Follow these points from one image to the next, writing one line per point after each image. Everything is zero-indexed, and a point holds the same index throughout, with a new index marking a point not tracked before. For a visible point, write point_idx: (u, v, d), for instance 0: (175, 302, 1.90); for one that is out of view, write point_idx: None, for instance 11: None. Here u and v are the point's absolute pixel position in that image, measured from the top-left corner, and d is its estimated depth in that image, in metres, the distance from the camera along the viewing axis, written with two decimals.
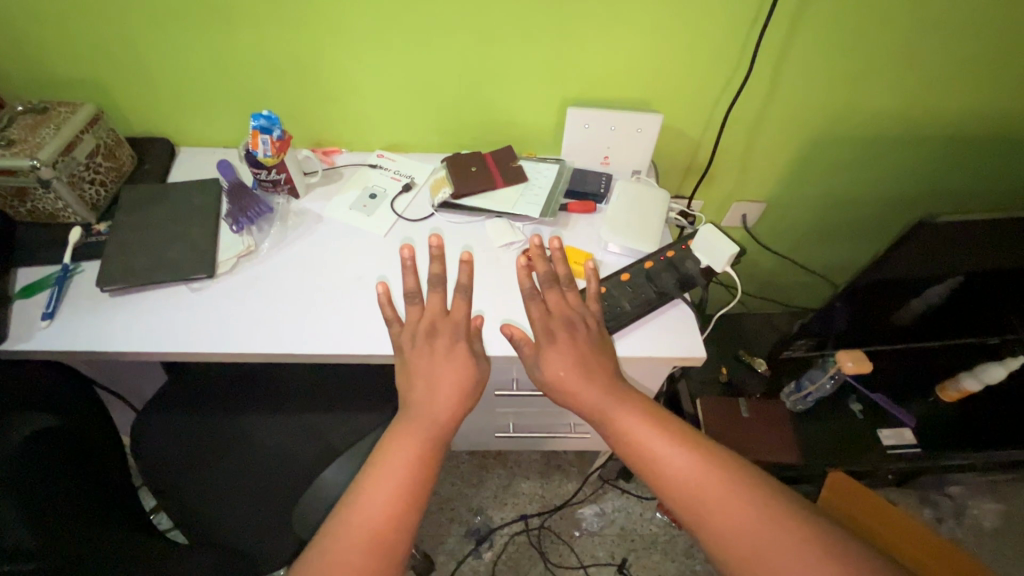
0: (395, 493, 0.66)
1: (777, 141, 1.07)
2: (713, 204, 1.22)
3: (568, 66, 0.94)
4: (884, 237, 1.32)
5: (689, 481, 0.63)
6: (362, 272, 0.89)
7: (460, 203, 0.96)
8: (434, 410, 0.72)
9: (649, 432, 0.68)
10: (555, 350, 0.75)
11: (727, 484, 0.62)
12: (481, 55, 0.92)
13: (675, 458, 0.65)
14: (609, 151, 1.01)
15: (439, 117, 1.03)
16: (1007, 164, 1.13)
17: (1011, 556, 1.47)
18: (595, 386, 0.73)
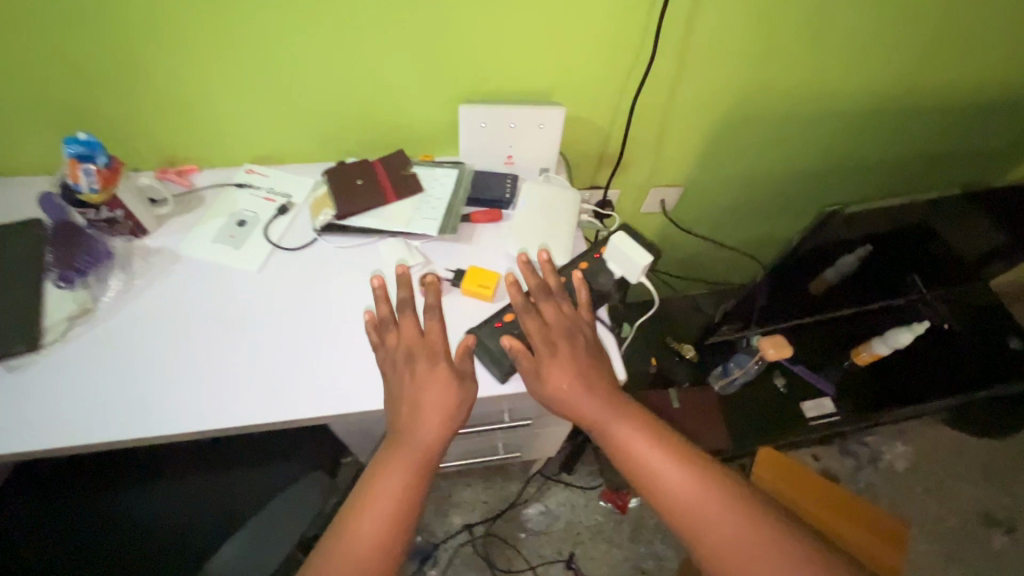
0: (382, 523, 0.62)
1: (689, 125, 1.01)
2: (631, 193, 1.16)
3: (455, 58, 0.82)
4: (799, 211, 1.32)
5: (675, 493, 0.62)
6: (234, 320, 0.77)
7: (346, 224, 0.84)
8: (419, 436, 0.66)
9: (645, 443, 0.65)
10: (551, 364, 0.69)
11: (714, 495, 0.61)
12: (348, 49, 0.79)
13: (667, 470, 0.63)
14: (512, 149, 0.91)
15: (313, 122, 0.89)
16: (909, 133, 1.14)
17: (917, 493, 1.61)
18: (592, 399, 0.68)
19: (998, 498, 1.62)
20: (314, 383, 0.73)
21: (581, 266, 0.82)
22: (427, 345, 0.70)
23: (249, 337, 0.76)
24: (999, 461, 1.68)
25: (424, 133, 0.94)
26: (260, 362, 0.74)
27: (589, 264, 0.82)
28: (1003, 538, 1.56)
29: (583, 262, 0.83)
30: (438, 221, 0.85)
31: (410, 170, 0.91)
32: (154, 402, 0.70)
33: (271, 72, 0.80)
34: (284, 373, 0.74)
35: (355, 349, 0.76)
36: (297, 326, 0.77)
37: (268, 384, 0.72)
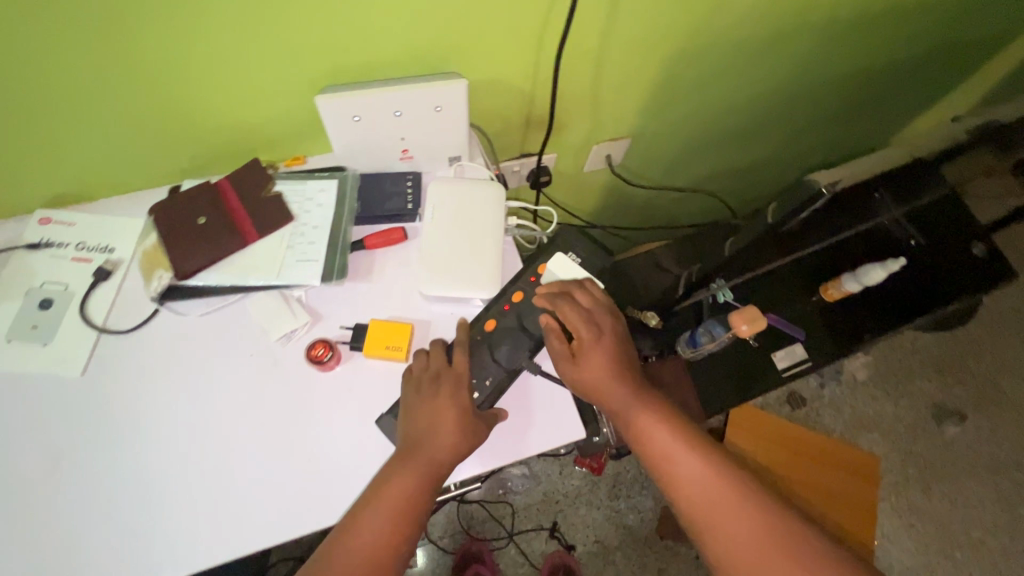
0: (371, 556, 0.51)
1: (632, 70, 0.79)
2: (569, 153, 0.96)
3: (291, 30, 0.56)
4: (761, 140, 1.14)
5: (706, 498, 0.53)
6: (61, 452, 0.57)
7: (196, 284, 0.62)
8: (434, 457, 0.55)
9: (674, 443, 0.56)
10: (580, 360, 0.61)
11: (754, 503, 0.51)
12: (120, 38, 0.52)
13: (697, 474, 0.54)
14: (406, 141, 0.68)
15: (114, 142, 0.63)
16: (888, 36, 0.95)
17: (878, 398, 1.65)
18: (617, 390, 0.60)
19: (951, 391, 1.68)
20: (187, 514, 0.56)
21: (514, 298, 0.65)
22: (454, 371, 0.60)
23: (84, 470, 0.57)
24: (953, 355, 1.72)
25: (283, 132, 0.69)
26: (106, 511, 0.55)
27: (524, 296, 0.65)
28: (954, 428, 1.63)
29: (518, 291, 0.66)
30: (321, 261, 0.63)
31: (272, 189, 0.67)
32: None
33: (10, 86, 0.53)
34: (138, 511, 0.56)
35: (234, 460, 0.58)
36: (149, 450, 0.58)
37: (120, 531, 0.55)
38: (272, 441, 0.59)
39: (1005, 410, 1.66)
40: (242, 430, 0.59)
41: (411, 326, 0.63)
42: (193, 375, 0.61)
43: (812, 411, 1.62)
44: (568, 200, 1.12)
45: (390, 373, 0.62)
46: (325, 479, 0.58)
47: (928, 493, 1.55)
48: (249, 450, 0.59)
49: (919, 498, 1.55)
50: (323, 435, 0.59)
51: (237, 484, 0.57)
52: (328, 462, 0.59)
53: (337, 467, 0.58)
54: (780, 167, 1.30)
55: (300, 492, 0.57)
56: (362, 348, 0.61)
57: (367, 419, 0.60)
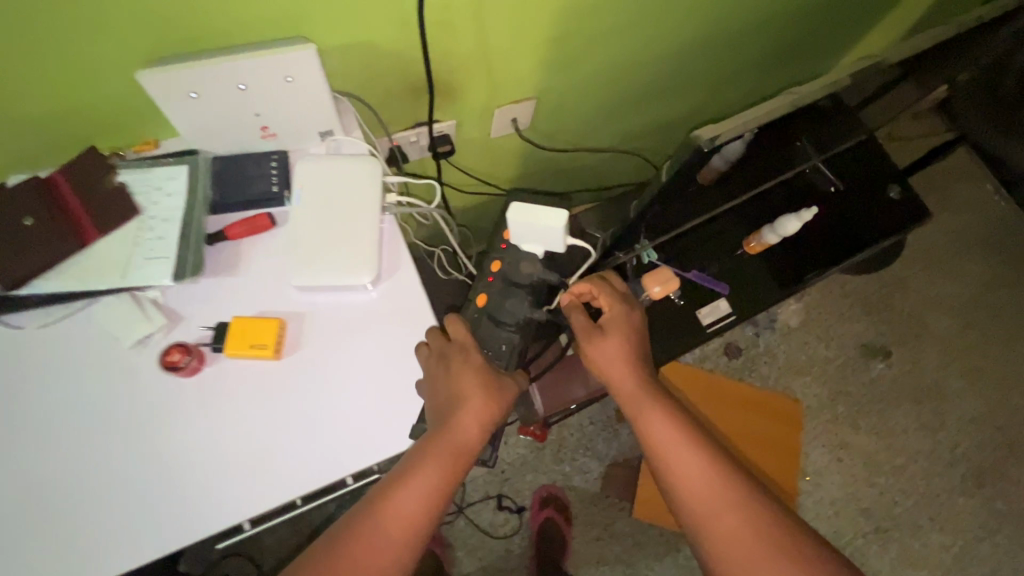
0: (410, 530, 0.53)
1: (519, 27, 0.74)
2: (470, 119, 0.90)
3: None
4: (677, 94, 1.11)
5: (699, 481, 0.63)
6: None
7: (32, 293, 0.56)
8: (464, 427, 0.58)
9: (676, 436, 0.66)
10: (597, 346, 0.74)
11: (738, 491, 0.62)
12: None
13: (692, 460, 0.64)
14: (262, 118, 0.62)
15: None
16: None
17: (810, 342, 1.71)
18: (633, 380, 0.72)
19: (879, 330, 1.75)
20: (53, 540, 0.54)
21: (495, 266, 0.97)
22: (458, 342, 0.61)
23: None
24: (879, 294, 1.78)
25: (120, 115, 0.61)
26: None
27: (499, 263, 0.97)
28: (880, 364, 1.71)
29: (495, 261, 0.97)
30: (172, 258, 0.57)
31: (115, 180, 0.60)
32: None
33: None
34: (10, 538, 0.53)
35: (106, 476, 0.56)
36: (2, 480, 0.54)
37: None
38: (144, 452, 0.56)
39: (926, 343, 1.75)
40: (105, 448, 0.56)
41: (279, 323, 0.59)
42: (44, 393, 0.56)
43: (747, 360, 1.67)
44: (482, 169, 1.07)
45: (265, 371, 0.59)
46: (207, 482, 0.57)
47: (857, 427, 1.64)
48: (122, 464, 0.56)
49: (847, 434, 1.63)
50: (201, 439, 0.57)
51: (113, 498, 0.55)
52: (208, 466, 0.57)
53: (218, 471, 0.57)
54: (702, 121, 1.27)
55: (178, 502, 0.56)
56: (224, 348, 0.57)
57: (246, 418, 0.58)
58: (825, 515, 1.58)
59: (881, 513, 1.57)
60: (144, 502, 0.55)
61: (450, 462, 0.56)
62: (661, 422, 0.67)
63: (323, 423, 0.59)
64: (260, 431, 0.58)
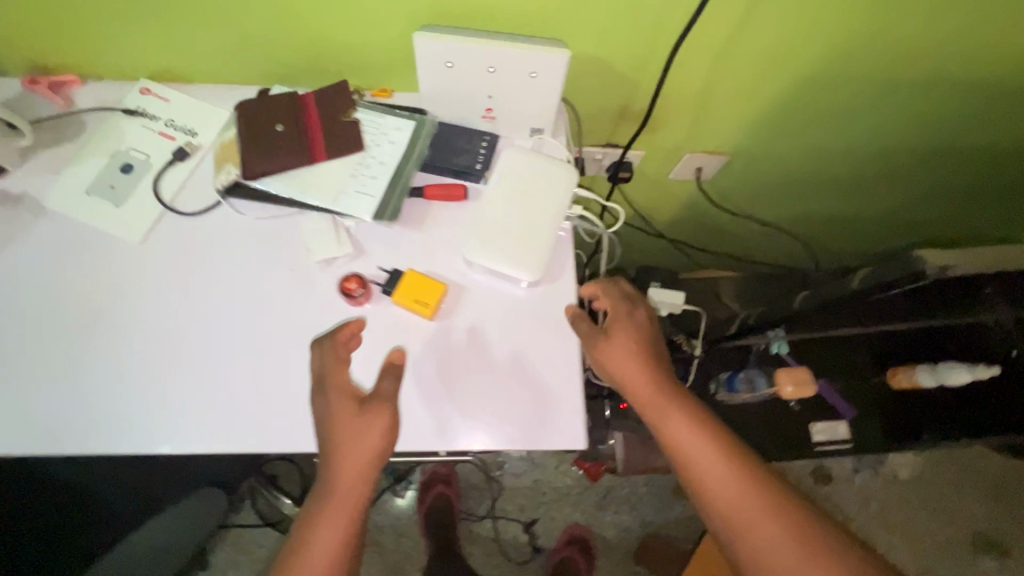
0: (338, 548, 0.49)
1: (745, 85, 0.74)
2: (656, 155, 0.90)
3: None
4: (872, 193, 1.03)
5: (746, 521, 0.52)
6: (92, 305, 0.61)
7: (258, 188, 0.64)
8: (357, 477, 0.51)
9: (701, 448, 0.55)
10: (613, 356, 0.59)
11: (802, 542, 0.51)
12: None
13: (732, 489, 0.53)
14: (492, 101, 0.65)
15: (229, 35, 0.65)
16: None
17: (913, 502, 1.51)
18: (644, 388, 0.58)
19: (1002, 522, 1.49)
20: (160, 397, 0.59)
21: None
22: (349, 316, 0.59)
23: (96, 318, 0.61)
24: (1014, 482, 1.52)
25: (380, 61, 0.69)
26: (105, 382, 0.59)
27: None
28: (991, 560, 1.46)
29: None
30: (377, 199, 0.63)
31: (352, 115, 0.67)
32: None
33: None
34: (109, 385, 0.58)
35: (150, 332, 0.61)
36: (139, 337, 0.60)
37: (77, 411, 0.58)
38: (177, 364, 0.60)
39: None
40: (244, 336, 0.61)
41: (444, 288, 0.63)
42: (218, 275, 0.63)
43: (834, 494, 1.50)
44: (642, 203, 1.06)
45: (402, 326, 0.62)
46: (172, 390, 0.59)
47: None
48: (111, 333, 0.60)
49: None
50: (218, 350, 0.60)
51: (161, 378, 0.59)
52: (188, 384, 0.59)
53: (164, 390, 0.59)
54: (886, 231, 1.17)
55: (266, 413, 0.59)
56: (390, 291, 0.62)
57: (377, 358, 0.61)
58: None
59: None
60: (85, 400, 0.58)
61: (356, 506, 0.51)
62: (688, 440, 0.55)
63: (442, 398, 0.60)
64: None
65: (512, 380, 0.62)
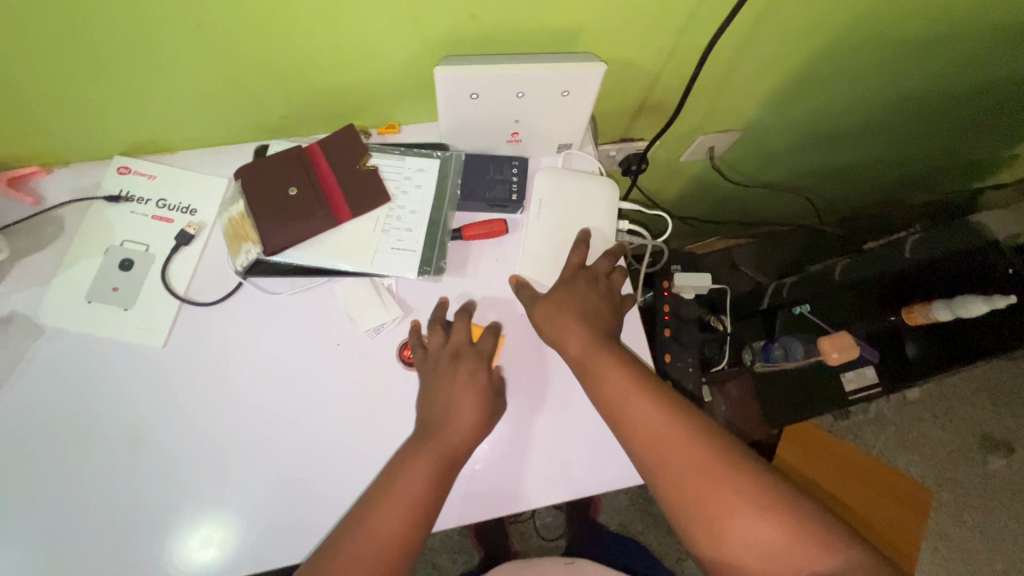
0: (406, 515, 0.47)
1: (762, 64, 0.72)
2: (669, 140, 0.88)
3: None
4: (873, 142, 1.04)
5: (670, 453, 0.50)
6: (117, 405, 0.55)
7: (282, 263, 0.58)
8: (453, 438, 0.51)
9: (627, 385, 0.53)
10: (544, 311, 0.57)
11: (721, 462, 0.49)
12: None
13: (655, 419, 0.51)
14: (519, 124, 0.60)
15: (217, 96, 0.58)
16: None
17: (925, 419, 1.59)
18: (575, 346, 0.55)
19: (1006, 423, 1.59)
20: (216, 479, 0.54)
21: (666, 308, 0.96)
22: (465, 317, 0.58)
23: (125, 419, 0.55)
24: (1012, 384, 1.61)
25: (387, 97, 0.63)
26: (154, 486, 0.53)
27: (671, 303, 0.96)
28: (1000, 460, 1.56)
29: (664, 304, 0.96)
30: (419, 252, 0.59)
31: (367, 163, 0.61)
32: (26, 521, 0.52)
33: (75, 4, 0.45)
34: (160, 483, 0.53)
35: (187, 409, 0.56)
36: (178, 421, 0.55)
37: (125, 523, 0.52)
38: (226, 439, 0.55)
39: None
40: (295, 417, 0.56)
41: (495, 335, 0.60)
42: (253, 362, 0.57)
43: (853, 424, 1.57)
44: (651, 187, 1.04)
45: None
46: (228, 474, 0.54)
47: (961, 520, 1.51)
48: (143, 429, 0.55)
49: (950, 525, 1.51)
50: (265, 429, 0.55)
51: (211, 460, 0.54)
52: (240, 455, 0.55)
53: (194, 491, 0.54)
54: (883, 173, 1.18)
55: (336, 477, 0.55)
56: None
57: None
58: None
59: None
60: (116, 522, 0.52)
61: (440, 466, 0.50)
62: (616, 381, 0.53)
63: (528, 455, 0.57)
64: None
65: (586, 429, 0.58)
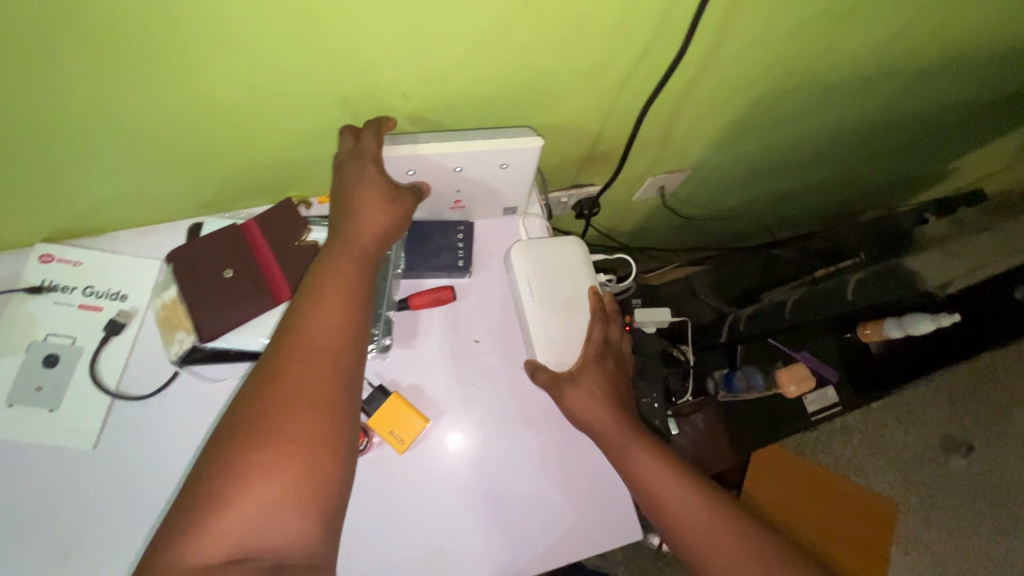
0: (342, 311, 0.48)
1: (701, 113, 0.73)
2: (620, 183, 0.88)
3: (349, 53, 0.47)
4: (816, 170, 1.07)
5: (710, 541, 0.51)
6: (40, 514, 0.51)
7: (220, 348, 0.56)
8: (360, 232, 0.52)
9: (659, 469, 0.54)
10: (572, 395, 0.58)
11: (764, 545, 0.50)
12: (179, 86, 0.46)
13: (692, 503, 0.52)
14: (460, 193, 0.61)
15: (141, 179, 0.56)
16: (969, 81, 0.88)
17: (889, 426, 1.63)
18: (613, 428, 0.56)
19: (963, 423, 1.64)
20: None
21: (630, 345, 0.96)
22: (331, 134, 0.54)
23: (47, 527, 0.51)
24: (966, 386, 1.67)
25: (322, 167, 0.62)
26: None
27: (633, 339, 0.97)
28: (960, 460, 1.60)
29: None
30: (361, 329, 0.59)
31: (307, 238, 0.59)
32: None
33: None
34: None
35: (119, 510, 0.52)
36: (109, 525, 0.52)
37: None
38: None
39: (1011, 441, 1.62)
40: None
41: (424, 423, 0.58)
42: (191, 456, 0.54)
43: (820, 436, 1.60)
44: (606, 223, 1.05)
45: (401, 467, 0.58)
46: None
47: (928, 522, 1.55)
48: (67, 537, 0.51)
49: (918, 527, 1.55)
50: None
51: None
52: None
53: None
54: (831, 195, 1.22)
55: None
56: (371, 419, 0.57)
57: (404, 505, 0.57)
58: None
59: None
60: None
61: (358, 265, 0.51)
62: (647, 464, 0.54)
63: (482, 531, 0.57)
64: (414, 519, 0.57)
65: (540, 500, 0.59)
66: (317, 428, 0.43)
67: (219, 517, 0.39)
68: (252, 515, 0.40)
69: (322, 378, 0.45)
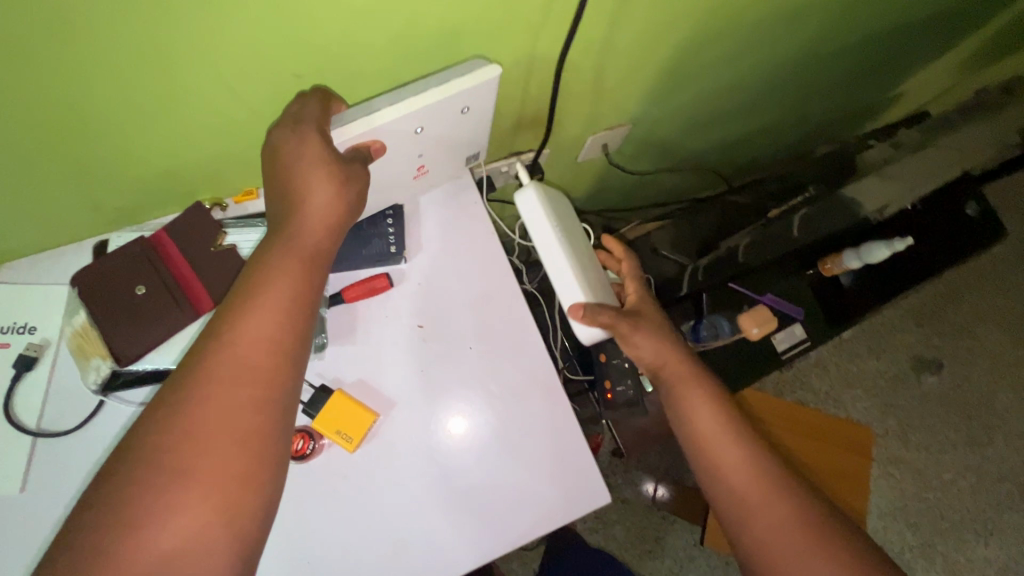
0: (277, 330, 0.45)
1: (628, 64, 0.70)
2: (560, 146, 0.85)
3: (222, 47, 0.43)
4: (762, 110, 1.05)
5: (756, 497, 0.54)
6: None
7: (145, 370, 0.53)
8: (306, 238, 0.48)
9: (715, 422, 0.58)
10: (636, 338, 0.61)
11: (805, 513, 0.52)
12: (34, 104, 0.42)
13: (741, 462, 0.55)
14: (423, 157, 0.58)
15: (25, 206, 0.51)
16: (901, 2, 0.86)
17: (862, 354, 1.67)
18: (681, 368, 0.61)
19: (933, 341, 1.68)
20: None
21: None
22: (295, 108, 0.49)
23: None
24: (933, 305, 1.70)
25: (231, 167, 0.58)
26: None
27: None
28: (932, 378, 1.65)
29: None
30: None
31: (224, 242, 0.55)
32: None
33: None
34: None
35: None
36: None
37: None
38: None
39: (979, 353, 1.67)
40: None
41: (374, 418, 0.56)
42: None
43: (798, 372, 1.63)
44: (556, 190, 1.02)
45: (355, 465, 0.56)
46: None
47: (906, 441, 1.60)
48: None
49: (897, 448, 1.60)
50: None
51: None
52: None
53: None
54: (782, 133, 1.20)
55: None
56: (316, 418, 0.55)
57: (362, 504, 0.55)
58: (870, 531, 1.56)
59: (928, 527, 1.54)
60: None
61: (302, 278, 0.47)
62: (704, 417, 0.58)
63: (444, 519, 0.56)
64: (371, 516, 0.55)
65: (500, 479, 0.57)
66: (229, 465, 0.40)
67: (130, 546, 0.36)
68: (167, 553, 0.37)
69: (251, 403, 0.42)
